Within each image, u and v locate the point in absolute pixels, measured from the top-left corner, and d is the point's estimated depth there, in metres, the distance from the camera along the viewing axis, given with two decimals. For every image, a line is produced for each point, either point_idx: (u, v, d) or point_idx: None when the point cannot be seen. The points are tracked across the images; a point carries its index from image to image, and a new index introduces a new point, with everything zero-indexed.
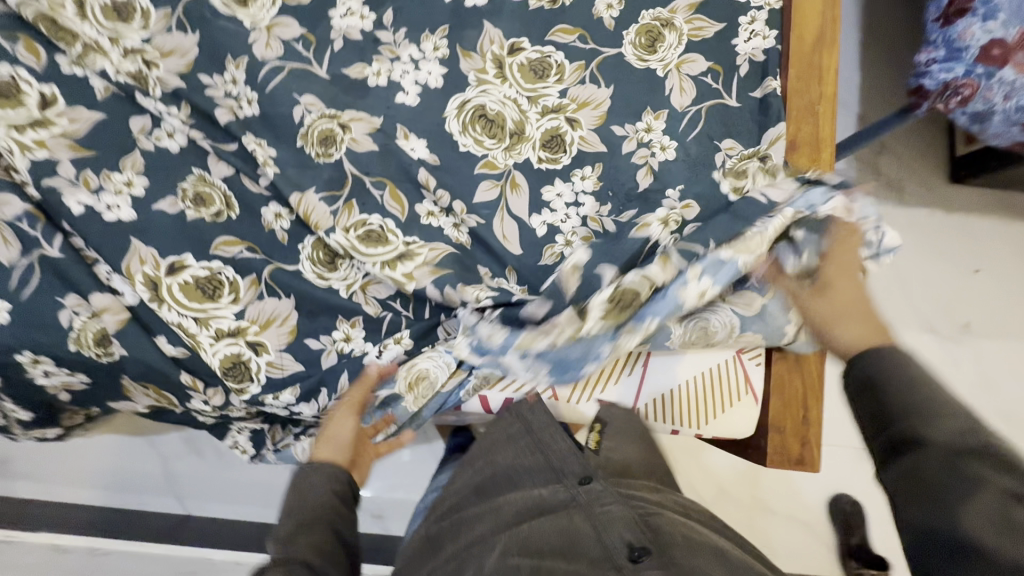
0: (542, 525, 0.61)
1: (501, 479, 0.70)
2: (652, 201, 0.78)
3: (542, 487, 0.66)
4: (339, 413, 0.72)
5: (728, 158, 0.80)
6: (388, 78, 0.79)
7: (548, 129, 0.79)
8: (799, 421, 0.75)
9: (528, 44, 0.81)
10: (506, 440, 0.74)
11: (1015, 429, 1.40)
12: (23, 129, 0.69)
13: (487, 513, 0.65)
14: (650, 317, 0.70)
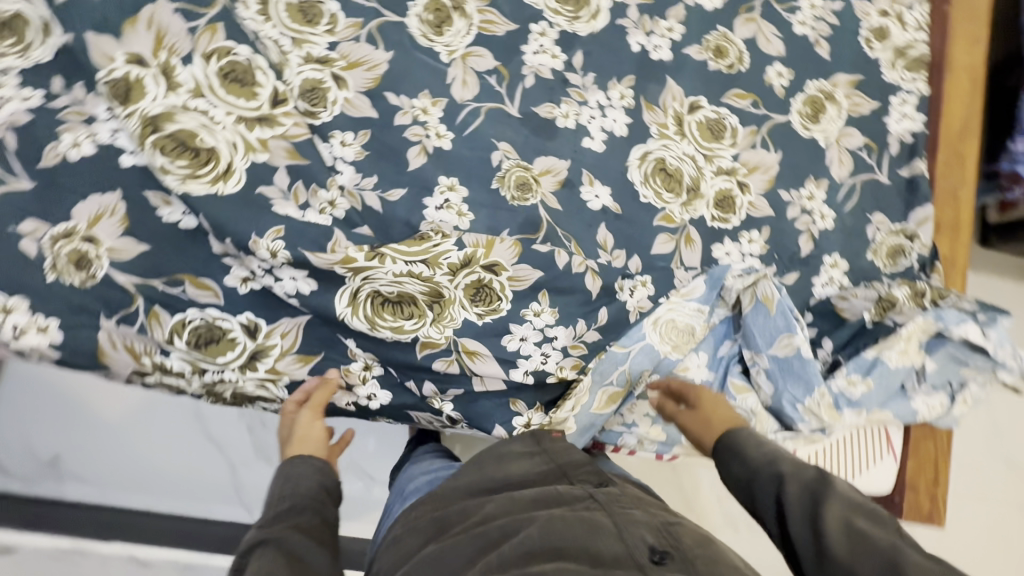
0: (557, 517, 0.60)
1: (513, 477, 0.69)
2: (812, 266, 0.83)
3: (560, 487, 0.66)
4: (305, 416, 0.71)
5: (878, 232, 0.86)
6: (583, 117, 0.79)
7: (721, 189, 0.82)
8: (930, 481, 0.82)
9: (706, 104, 0.84)
10: (520, 451, 0.72)
11: None
12: (251, 124, 0.65)
13: (501, 498, 0.65)
14: (927, 315, 0.76)
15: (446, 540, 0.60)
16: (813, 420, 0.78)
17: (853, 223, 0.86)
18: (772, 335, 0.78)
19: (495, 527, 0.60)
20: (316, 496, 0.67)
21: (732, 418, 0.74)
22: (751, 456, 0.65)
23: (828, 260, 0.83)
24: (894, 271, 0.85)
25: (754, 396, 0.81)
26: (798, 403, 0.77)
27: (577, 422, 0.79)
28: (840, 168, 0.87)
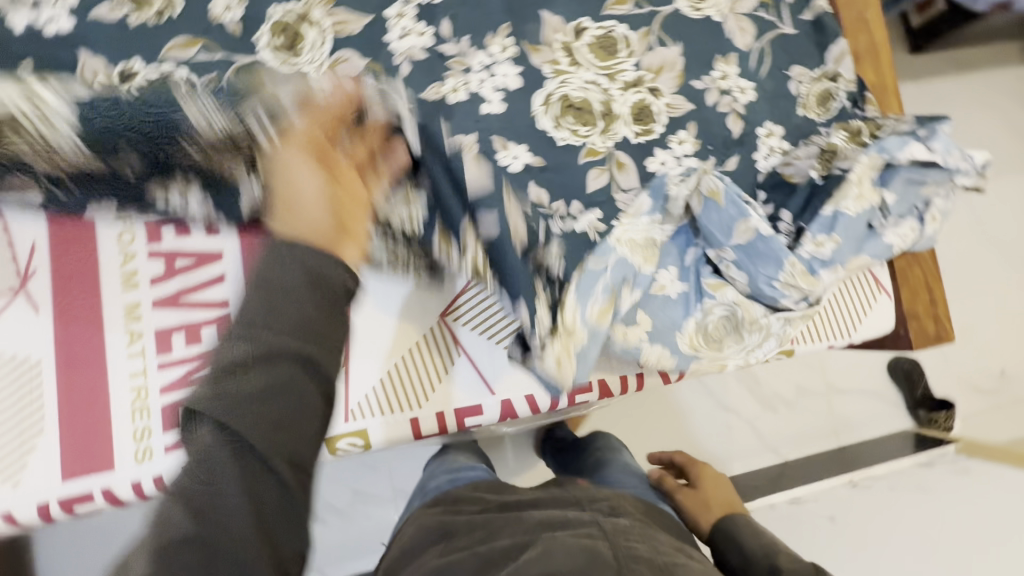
0: (561, 539, 0.81)
1: (524, 502, 0.97)
2: (749, 143, 0.81)
3: (569, 514, 0.89)
4: (295, 148, 0.59)
5: (801, 85, 0.83)
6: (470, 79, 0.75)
7: (635, 103, 0.80)
8: (929, 304, 0.82)
9: (589, 23, 0.80)
10: (551, 499, 0.96)
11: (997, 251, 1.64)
12: None
13: (507, 516, 0.92)
14: (872, 152, 0.74)
15: (456, 556, 0.85)
16: (794, 292, 0.74)
17: (774, 85, 0.83)
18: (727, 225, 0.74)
19: (505, 545, 0.84)
20: (315, 321, 0.49)
21: (722, 502, 1.12)
22: (754, 552, 0.93)
23: (763, 130, 0.82)
24: (829, 117, 0.82)
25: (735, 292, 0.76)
26: (774, 280, 0.73)
27: (587, 328, 0.67)
28: (744, 37, 0.83)
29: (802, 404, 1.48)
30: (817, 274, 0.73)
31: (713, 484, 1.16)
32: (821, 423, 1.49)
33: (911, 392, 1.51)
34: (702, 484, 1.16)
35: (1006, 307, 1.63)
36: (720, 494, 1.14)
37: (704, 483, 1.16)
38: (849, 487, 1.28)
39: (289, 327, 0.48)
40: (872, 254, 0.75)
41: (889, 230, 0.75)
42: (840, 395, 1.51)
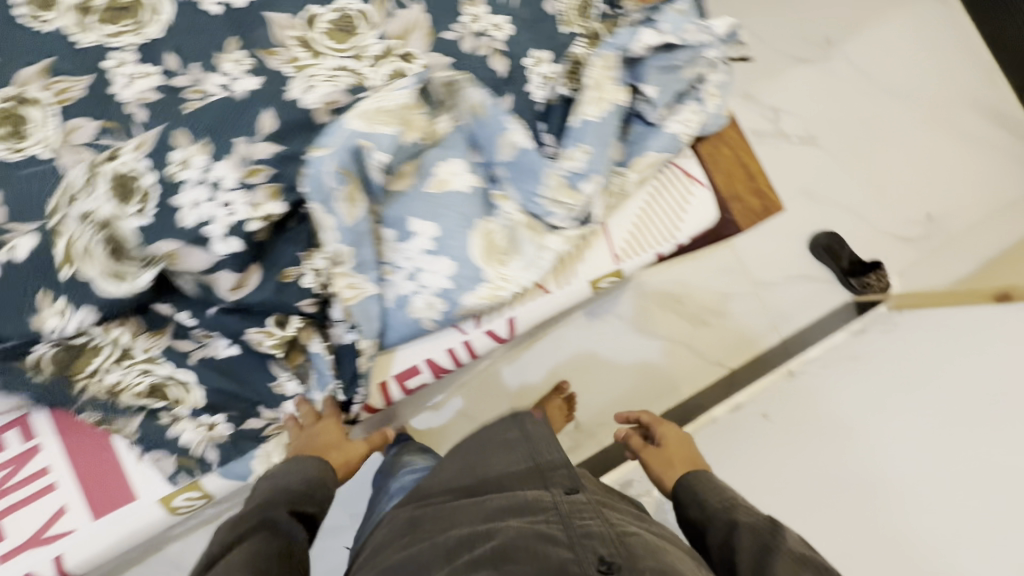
0: (516, 528, 0.69)
1: (493, 481, 0.82)
2: (520, 78, 0.78)
3: (528, 494, 0.77)
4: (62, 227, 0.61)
5: (558, 4, 0.80)
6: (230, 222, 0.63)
7: (390, 74, 0.76)
8: (747, 180, 0.78)
9: (320, 9, 0.77)
10: (505, 450, 0.87)
11: (897, 100, 1.58)
12: None
13: (469, 504, 0.77)
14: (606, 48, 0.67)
15: (411, 547, 0.72)
16: (562, 210, 0.68)
17: (530, 10, 0.80)
18: (429, 171, 0.66)
19: (464, 532, 0.71)
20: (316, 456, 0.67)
21: (687, 458, 0.98)
22: (713, 501, 0.82)
23: (530, 60, 0.78)
24: (595, 24, 0.81)
25: (475, 236, 0.65)
26: (538, 199, 0.68)
27: (347, 242, 0.64)
28: None
29: (732, 308, 1.45)
30: (580, 189, 0.68)
31: (678, 440, 1.01)
32: (758, 322, 1.46)
33: (838, 265, 1.47)
34: (665, 436, 1.01)
35: (917, 151, 1.58)
36: (682, 444, 1.00)
37: (666, 436, 1.01)
38: (788, 378, 1.25)
39: (289, 496, 0.61)
40: (659, 146, 0.72)
41: (669, 116, 0.72)
42: (769, 288, 1.47)
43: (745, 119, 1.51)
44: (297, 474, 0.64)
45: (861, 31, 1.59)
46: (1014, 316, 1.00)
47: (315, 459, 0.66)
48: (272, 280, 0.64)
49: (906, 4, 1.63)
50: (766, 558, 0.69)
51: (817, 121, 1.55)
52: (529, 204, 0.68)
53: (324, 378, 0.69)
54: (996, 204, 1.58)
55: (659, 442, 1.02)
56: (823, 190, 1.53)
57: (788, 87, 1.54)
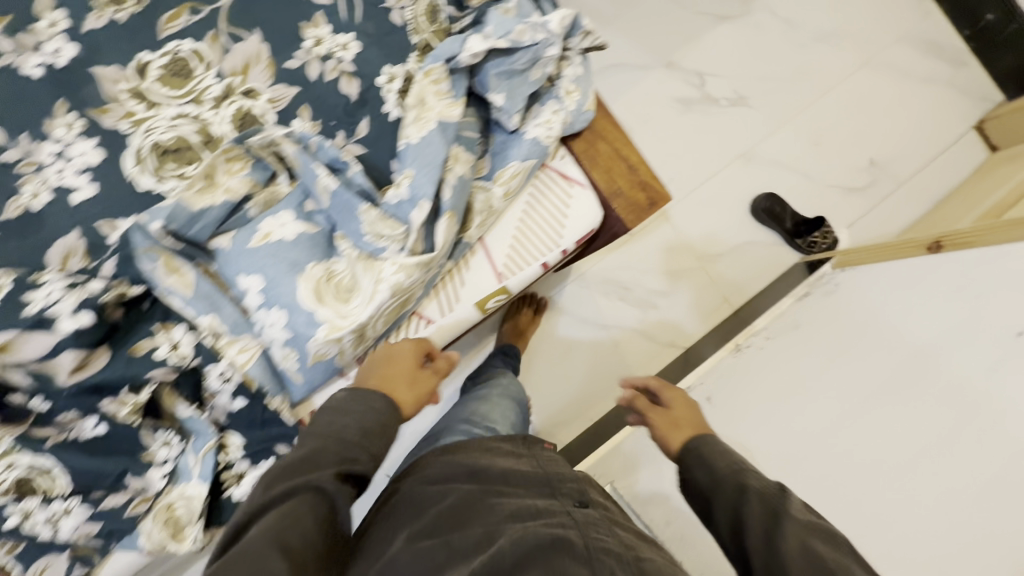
0: (525, 539, 0.53)
1: (502, 476, 0.63)
2: (374, 100, 0.73)
3: (538, 502, 0.60)
4: None
5: (404, 11, 0.74)
6: (82, 297, 0.57)
7: (233, 114, 0.72)
8: (627, 173, 0.73)
9: (151, 55, 0.72)
10: (504, 454, 0.68)
11: (826, 45, 1.51)
12: None
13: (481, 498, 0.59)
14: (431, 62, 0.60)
15: (414, 544, 0.54)
16: (389, 241, 0.59)
17: (375, 23, 0.74)
18: (255, 224, 0.62)
19: (477, 533, 0.54)
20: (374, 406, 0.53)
21: (704, 428, 0.70)
22: (721, 467, 0.61)
23: (384, 77, 0.73)
24: (440, 29, 0.74)
25: (303, 281, 0.59)
26: (362, 232, 0.59)
27: (199, 307, 0.59)
28: None
29: (680, 286, 1.41)
30: (405, 218, 0.58)
31: (691, 407, 0.73)
32: (707, 298, 1.41)
33: (783, 227, 1.42)
34: (674, 407, 0.72)
35: (854, 96, 1.51)
36: (692, 412, 0.72)
37: (675, 408, 0.72)
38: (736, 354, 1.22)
39: (349, 444, 0.49)
40: (524, 154, 0.67)
41: (528, 121, 0.68)
42: (714, 261, 1.42)
43: (669, 90, 1.45)
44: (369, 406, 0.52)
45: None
46: (944, 269, 0.96)
47: (386, 396, 0.54)
48: (122, 352, 0.58)
49: None
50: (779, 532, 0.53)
51: (745, 80, 1.48)
52: (357, 238, 0.59)
53: (204, 432, 0.63)
54: (940, 142, 1.52)
55: (672, 415, 0.71)
56: (760, 151, 1.47)
57: (710, 49, 1.47)
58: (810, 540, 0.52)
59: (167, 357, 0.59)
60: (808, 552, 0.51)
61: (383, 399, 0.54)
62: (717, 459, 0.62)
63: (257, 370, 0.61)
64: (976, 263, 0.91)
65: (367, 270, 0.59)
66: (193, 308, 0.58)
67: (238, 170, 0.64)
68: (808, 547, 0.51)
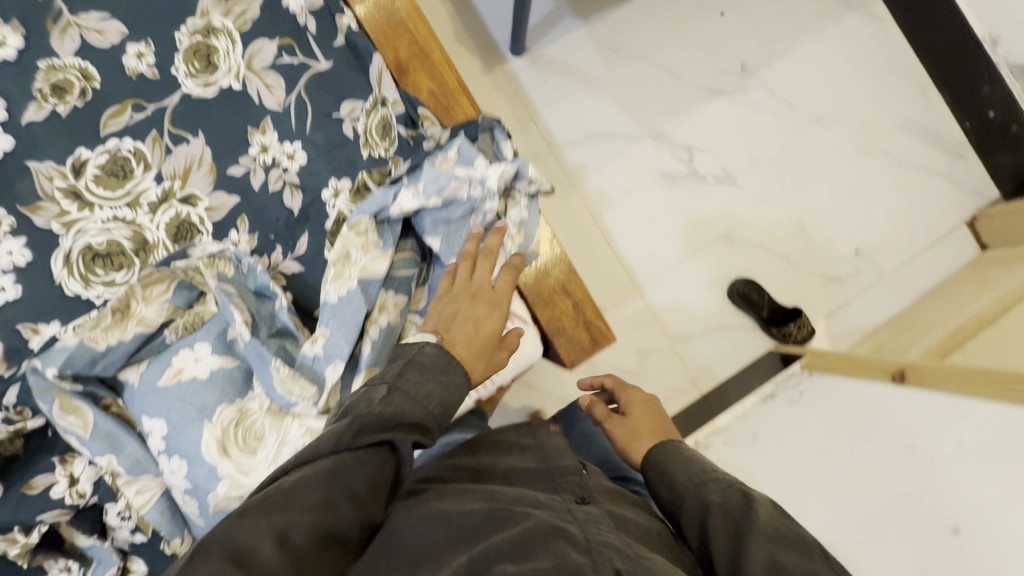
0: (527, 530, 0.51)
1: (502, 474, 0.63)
2: (316, 215, 0.71)
3: (536, 493, 0.60)
4: None
5: (357, 122, 0.71)
6: None
7: (169, 221, 0.69)
8: (572, 311, 0.71)
9: (89, 152, 0.69)
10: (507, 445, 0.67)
11: (822, 128, 1.48)
12: None
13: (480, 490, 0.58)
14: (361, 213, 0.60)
15: (419, 522, 0.54)
16: (298, 397, 0.57)
17: (323, 134, 0.72)
18: (170, 356, 0.60)
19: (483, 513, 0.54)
20: (453, 376, 0.55)
21: (659, 428, 0.77)
22: (680, 480, 0.65)
23: (330, 191, 0.71)
24: (393, 147, 0.71)
25: (208, 431, 0.57)
26: (273, 385, 0.57)
27: (98, 448, 0.57)
28: (272, 90, 0.72)
29: (649, 367, 1.38)
30: (321, 376, 0.57)
31: (644, 406, 0.79)
32: (674, 379, 1.38)
33: (758, 314, 1.39)
34: (632, 412, 0.78)
35: (845, 182, 1.47)
36: (651, 421, 0.78)
37: (634, 412, 0.78)
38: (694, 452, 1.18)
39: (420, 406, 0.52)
40: None
41: None
42: (685, 342, 1.39)
43: (655, 162, 1.42)
44: (444, 378, 0.54)
45: (782, 56, 1.47)
46: (902, 405, 0.93)
47: (463, 369, 0.56)
48: (16, 489, 0.57)
49: (835, 20, 1.50)
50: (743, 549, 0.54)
51: (735, 158, 1.45)
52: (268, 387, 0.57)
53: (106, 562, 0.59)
54: (929, 235, 1.48)
55: (630, 423, 0.77)
56: (744, 232, 1.43)
57: (702, 123, 1.44)
58: (778, 553, 0.53)
59: (67, 493, 0.58)
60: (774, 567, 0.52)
61: (460, 374, 0.55)
62: (676, 468, 0.66)
63: (155, 512, 0.59)
64: (931, 405, 0.89)
65: (274, 425, 0.58)
66: (94, 447, 0.57)
67: (158, 294, 0.61)
68: (775, 563, 0.52)
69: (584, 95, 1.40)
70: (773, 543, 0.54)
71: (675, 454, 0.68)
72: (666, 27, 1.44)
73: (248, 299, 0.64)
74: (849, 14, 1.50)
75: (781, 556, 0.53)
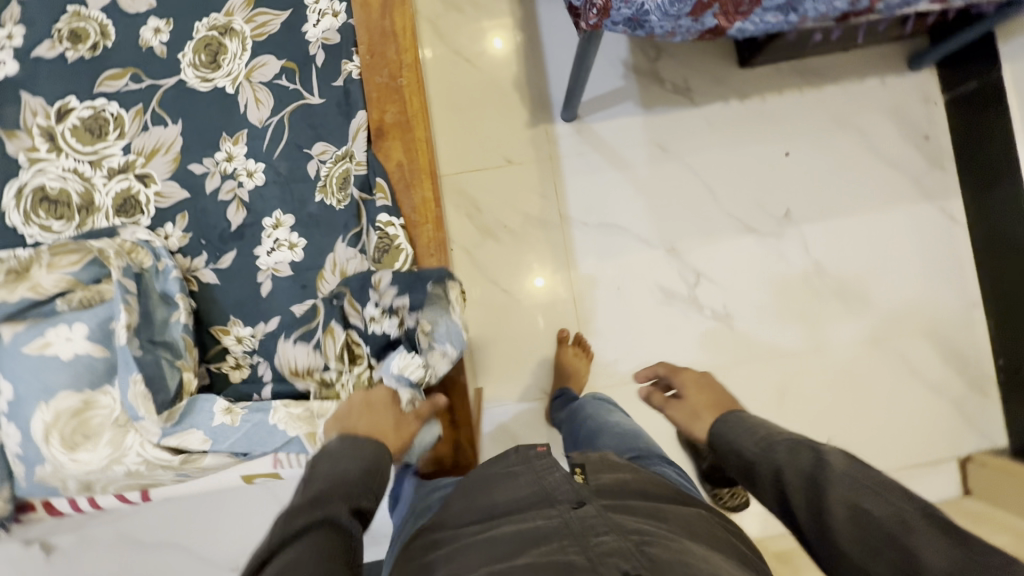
0: (538, 560, 0.50)
1: (501, 507, 0.60)
2: (250, 237, 0.71)
3: (537, 519, 0.56)
4: None
5: (322, 165, 0.72)
6: None
7: (119, 192, 0.71)
8: (449, 425, 0.73)
9: (77, 102, 0.72)
10: (503, 476, 0.65)
11: (844, 304, 1.38)
12: None
13: (484, 535, 0.56)
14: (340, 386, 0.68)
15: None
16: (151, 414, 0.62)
17: (286, 165, 0.72)
18: (47, 326, 0.62)
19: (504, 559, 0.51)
20: (363, 447, 0.57)
21: (718, 402, 0.71)
22: (745, 446, 0.59)
23: (271, 221, 0.71)
24: (346, 201, 0.70)
25: (45, 413, 0.60)
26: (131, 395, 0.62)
27: None
28: (259, 105, 0.72)
29: None
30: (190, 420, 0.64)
31: (701, 387, 0.75)
32: None
33: None
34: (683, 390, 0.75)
35: (846, 368, 1.38)
36: (705, 395, 0.72)
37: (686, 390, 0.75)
38: None
39: (345, 476, 0.53)
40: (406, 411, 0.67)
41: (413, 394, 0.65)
42: None
43: (659, 274, 1.36)
44: (359, 450, 0.56)
45: (831, 218, 1.39)
46: None
47: (375, 443, 0.58)
48: None
49: (904, 203, 1.40)
50: (825, 511, 0.49)
51: (740, 299, 1.37)
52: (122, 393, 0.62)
53: None
54: (914, 457, 1.36)
55: (683, 403, 0.73)
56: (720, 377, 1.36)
57: (722, 253, 1.37)
58: (860, 499, 0.49)
59: None
60: (858, 516, 0.47)
61: (372, 445, 0.57)
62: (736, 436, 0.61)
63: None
64: None
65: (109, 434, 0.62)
66: None
67: (65, 264, 0.64)
68: (859, 509, 0.48)
69: (615, 183, 1.36)
70: (855, 489, 0.49)
71: (740, 421, 0.63)
72: (724, 144, 1.38)
73: (149, 299, 0.67)
74: (920, 201, 1.40)
75: (866, 498, 0.48)
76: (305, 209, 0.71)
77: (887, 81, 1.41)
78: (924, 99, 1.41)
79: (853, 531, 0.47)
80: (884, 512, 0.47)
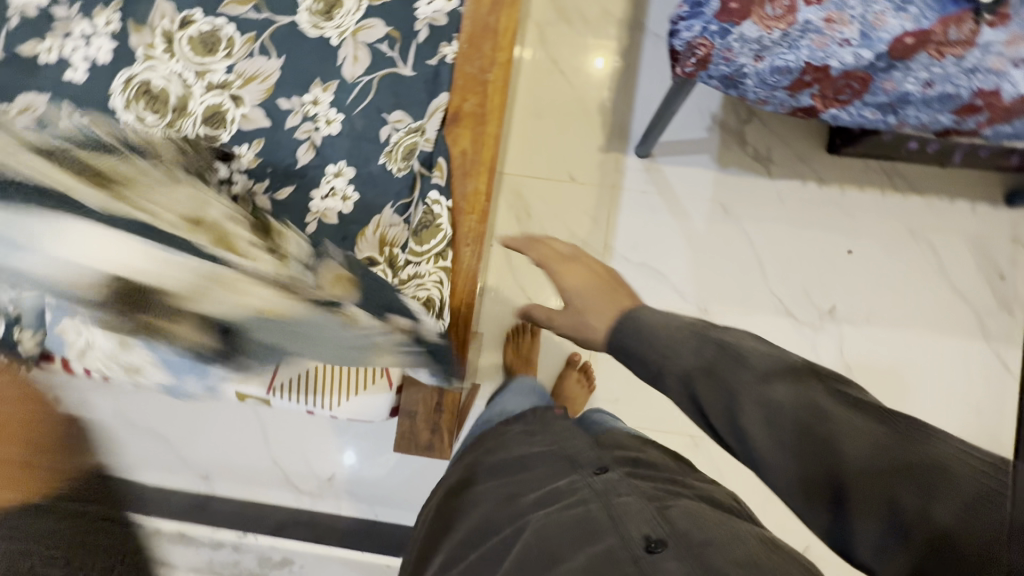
0: (557, 516, 0.52)
1: (518, 461, 0.63)
2: (311, 178, 0.75)
3: (556, 477, 0.58)
4: None
5: (395, 132, 0.76)
6: None
7: (210, 105, 0.77)
8: (433, 407, 0.73)
9: (200, 16, 0.79)
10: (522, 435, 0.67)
11: None
12: None
13: (507, 488, 0.59)
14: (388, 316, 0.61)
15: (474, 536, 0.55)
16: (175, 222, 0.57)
17: (363, 123, 0.76)
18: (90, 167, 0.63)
19: (525, 516, 0.54)
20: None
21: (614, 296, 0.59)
22: (647, 353, 0.48)
23: (333, 169, 0.75)
24: (407, 170, 0.75)
25: None
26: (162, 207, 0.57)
27: None
28: (356, 62, 0.77)
29: None
30: None
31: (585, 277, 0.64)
32: None
33: None
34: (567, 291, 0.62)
35: None
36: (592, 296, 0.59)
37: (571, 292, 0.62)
38: None
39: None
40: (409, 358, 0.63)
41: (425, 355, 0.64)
42: None
43: None
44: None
45: (877, 327, 1.33)
46: None
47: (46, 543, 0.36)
48: None
49: (957, 335, 1.33)
50: (746, 431, 0.42)
51: None
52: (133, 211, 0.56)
53: None
54: None
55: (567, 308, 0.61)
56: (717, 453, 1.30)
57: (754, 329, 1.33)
58: (777, 404, 0.42)
59: None
60: (779, 424, 0.42)
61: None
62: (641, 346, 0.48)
63: None
64: None
65: None
66: None
67: None
68: (776, 410, 0.42)
69: (668, 229, 1.36)
70: (768, 394, 0.42)
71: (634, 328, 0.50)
72: (788, 223, 1.35)
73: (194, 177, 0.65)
74: (976, 339, 1.32)
75: (773, 391, 0.42)
76: (368, 167, 0.75)
77: (976, 209, 1.35)
78: (1011, 238, 1.34)
79: (770, 439, 0.42)
80: (807, 418, 0.41)
